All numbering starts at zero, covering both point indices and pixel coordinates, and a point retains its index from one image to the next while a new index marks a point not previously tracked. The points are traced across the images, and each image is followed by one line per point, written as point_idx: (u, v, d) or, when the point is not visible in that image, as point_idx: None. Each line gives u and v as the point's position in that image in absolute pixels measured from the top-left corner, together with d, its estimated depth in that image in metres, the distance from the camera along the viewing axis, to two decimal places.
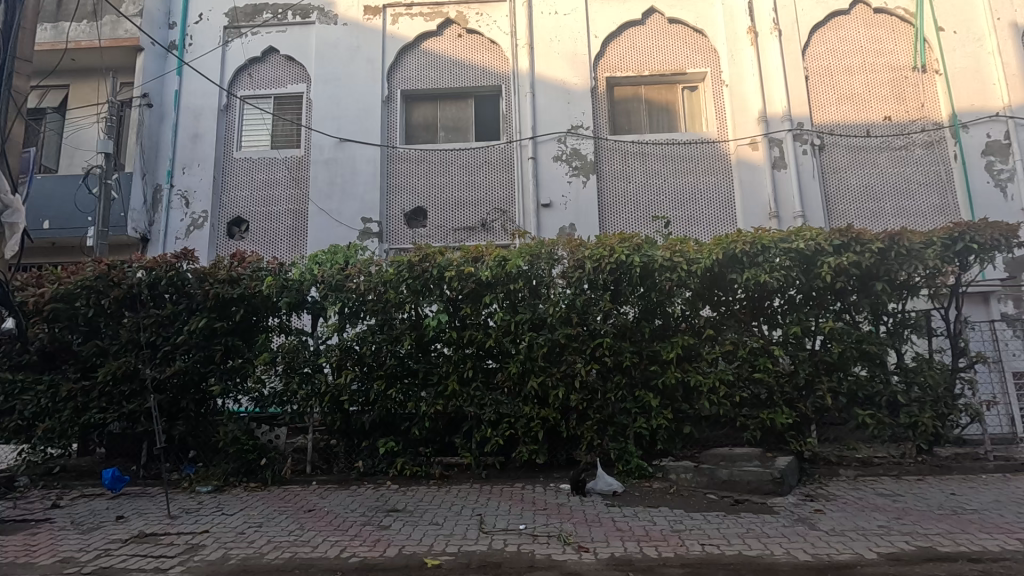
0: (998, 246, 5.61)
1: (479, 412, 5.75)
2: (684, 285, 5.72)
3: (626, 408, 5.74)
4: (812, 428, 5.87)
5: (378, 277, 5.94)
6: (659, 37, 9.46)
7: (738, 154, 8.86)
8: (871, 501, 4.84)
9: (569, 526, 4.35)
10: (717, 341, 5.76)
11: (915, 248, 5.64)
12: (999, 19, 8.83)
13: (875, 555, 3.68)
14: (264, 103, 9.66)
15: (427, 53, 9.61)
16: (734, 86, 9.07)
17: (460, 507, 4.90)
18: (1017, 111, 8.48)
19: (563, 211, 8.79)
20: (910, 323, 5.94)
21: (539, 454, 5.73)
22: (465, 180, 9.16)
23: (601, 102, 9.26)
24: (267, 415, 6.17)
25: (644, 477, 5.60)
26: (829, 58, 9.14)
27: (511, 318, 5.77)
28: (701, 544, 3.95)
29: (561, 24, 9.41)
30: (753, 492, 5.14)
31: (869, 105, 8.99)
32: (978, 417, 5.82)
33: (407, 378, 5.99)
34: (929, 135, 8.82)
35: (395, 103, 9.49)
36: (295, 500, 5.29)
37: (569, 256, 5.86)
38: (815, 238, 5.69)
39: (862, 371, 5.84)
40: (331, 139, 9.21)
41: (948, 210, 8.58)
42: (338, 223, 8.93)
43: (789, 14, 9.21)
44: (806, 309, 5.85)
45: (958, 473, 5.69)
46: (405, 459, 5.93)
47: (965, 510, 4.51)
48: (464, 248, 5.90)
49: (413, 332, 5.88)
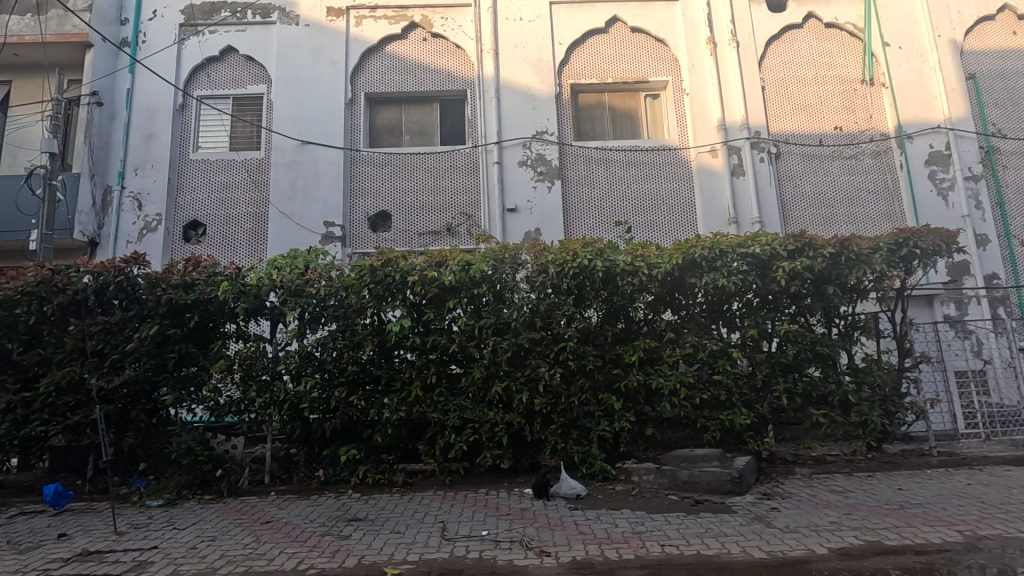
0: (940, 252, 5.88)
1: (443, 417, 5.71)
2: (645, 289, 5.83)
3: (589, 412, 5.79)
4: (768, 428, 6.03)
5: (339, 282, 5.84)
6: (622, 45, 9.63)
7: (699, 161, 9.07)
8: (823, 498, 4.99)
9: (532, 530, 4.35)
10: (677, 344, 5.87)
11: (864, 253, 5.86)
12: (940, 36, 9.32)
13: (827, 550, 3.80)
14: (223, 104, 9.41)
15: (392, 56, 9.54)
16: (694, 95, 9.31)
17: (423, 515, 4.84)
18: (956, 123, 8.94)
19: (529, 215, 8.83)
20: (860, 324, 6.15)
21: (504, 459, 5.72)
22: (430, 184, 9.10)
23: (566, 108, 9.35)
24: (223, 424, 5.98)
25: (608, 479, 5.64)
26: (784, 69, 9.46)
27: (475, 323, 5.76)
28: (661, 545, 3.99)
29: (526, 31, 9.47)
30: (713, 492, 5.23)
31: (821, 115, 9.34)
32: (923, 415, 6.10)
33: (369, 384, 5.92)
34: (876, 145, 9.23)
35: (358, 105, 9.36)
36: (251, 512, 5.14)
37: (533, 260, 5.87)
38: (770, 242, 5.88)
39: (816, 372, 6.03)
40: (292, 141, 9.03)
41: (895, 216, 8.97)
42: (300, 227, 8.76)
43: (747, 26, 9.49)
44: (763, 313, 6.01)
45: (905, 469, 5.93)
46: (368, 467, 5.81)
47: (911, 505, 4.70)
48: (428, 253, 5.86)
49: (376, 338, 5.80)
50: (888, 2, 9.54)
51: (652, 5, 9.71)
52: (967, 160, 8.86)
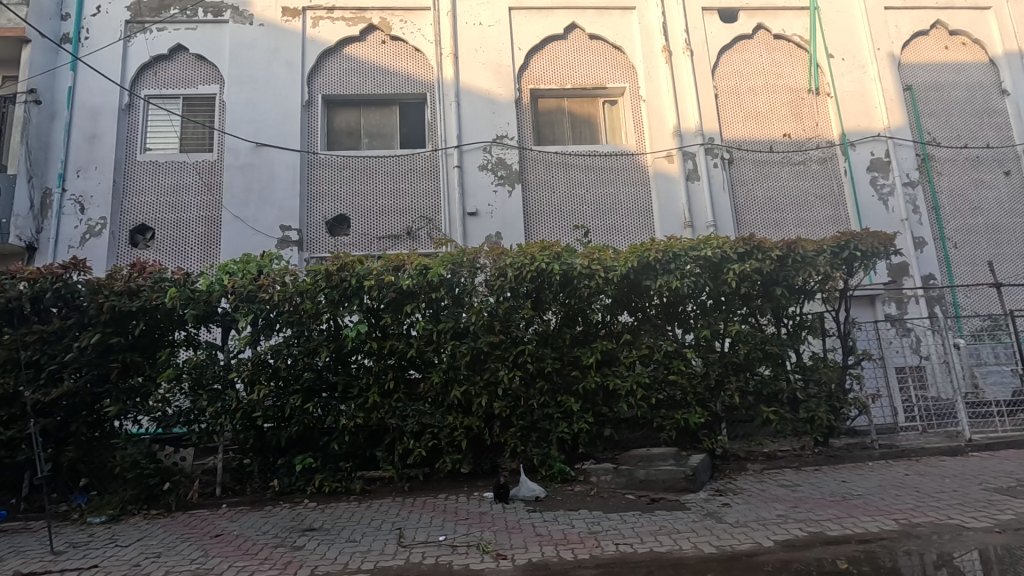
0: (879, 254, 6.17)
1: (402, 423, 5.66)
2: (602, 291, 5.92)
3: (548, 414, 5.83)
4: (722, 426, 6.19)
5: (293, 287, 5.72)
6: (581, 52, 9.78)
7: (655, 166, 9.28)
8: (773, 492, 5.17)
9: (489, 534, 4.35)
10: (634, 346, 5.99)
11: (809, 255, 6.10)
12: (879, 49, 9.82)
13: (773, 543, 3.93)
14: (172, 104, 9.11)
15: (350, 59, 9.43)
16: (651, 101, 9.52)
17: (380, 522, 4.78)
18: (895, 132, 9.44)
19: (489, 219, 8.84)
20: (807, 324, 6.39)
21: (463, 463, 5.72)
22: (390, 188, 9.02)
23: (525, 112, 9.43)
24: (172, 436, 5.79)
25: (567, 480, 5.69)
26: (736, 78, 9.78)
27: (433, 327, 5.73)
28: (616, 544, 4.06)
29: (486, 35, 9.51)
30: (669, 490, 5.33)
31: (771, 122, 9.69)
32: (865, 410, 6.39)
33: (326, 392, 5.83)
34: (823, 151, 9.62)
35: (316, 107, 9.21)
36: (200, 525, 4.97)
37: (491, 264, 5.89)
38: (721, 245, 6.05)
39: (767, 371, 6.23)
40: (247, 143, 8.81)
41: (840, 220, 9.37)
42: (254, 231, 8.54)
43: (700, 35, 9.77)
44: (716, 314, 6.18)
45: (849, 462, 6.20)
46: (324, 476, 5.70)
47: (853, 496, 4.91)
48: (385, 257, 5.82)
49: (332, 343, 5.71)
50: (831, 16, 10.01)
51: (609, 13, 9.90)
52: (905, 167, 9.35)
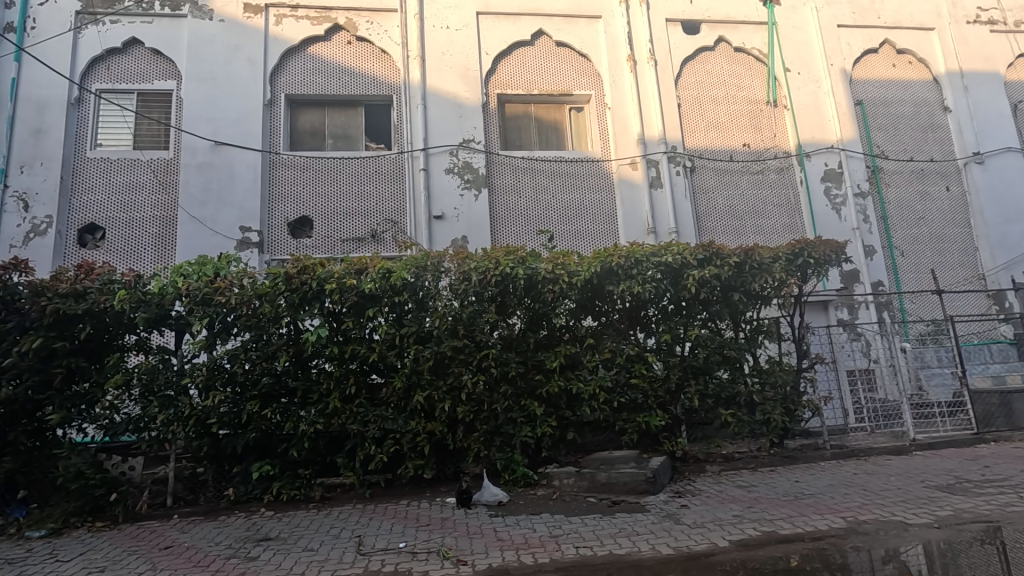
0: (831, 261, 6.39)
1: (363, 429, 5.57)
2: (565, 296, 5.98)
3: (512, 418, 5.84)
4: (682, 429, 6.31)
5: (252, 290, 5.57)
6: (548, 58, 9.87)
7: (620, 173, 9.43)
8: (729, 493, 5.30)
9: (450, 540, 4.32)
10: (597, 349, 6.06)
11: (765, 262, 6.29)
12: (832, 64, 10.24)
13: (727, 543, 4.03)
14: (125, 99, 8.79)
15: (314, 58, 9.28)
16: (616, 109, 9.68)
17: (339, 530, 4.69)
18: (847, 144, 9.85)
19: (455, 223, 8.82)
20: (763, 329, 6.57)
21: (426, 468, 5.66)
22: (354, 190, 8.90)
23: (492, 117, 9.46)
24: (120, 444, 5.56)
25: (530, 484, 5.68)
26: (698, 88, 10.03)
27: (396, 331, 5.67)
28: (576, 547, 4.09)
29: (453, 39, 9.50)
30: (630, 492, 5.40)
31: (731, 132, 9.97)
32: (818, 411, 6.61)
33: (285, 397, 5.70)
34: (780, 161, 9.95)
35: (278, 106, 9.02)
36: (149, 537, 4.78)
37: (455, 268, 5.87)
38: (681, 252, 6.18)
39: (725, 374, 6.39)
40: (205, 141, 8.56)
41: (796, 228, 9.71)
42: (212, 232, 8.31)
43: (664, 46, 9.98)
44: (676, 318, 6.30)
45: (803, 462, 6.40)
46: (283, 484, 5.56)
47: (805, 495, 5.07)
48: (347, 260, 5.74)
49: (292, 348, 5.59)
50: (788, 31, 10.38)
51: (576, 21, 10.03)
52: (856, 178, 9.76)
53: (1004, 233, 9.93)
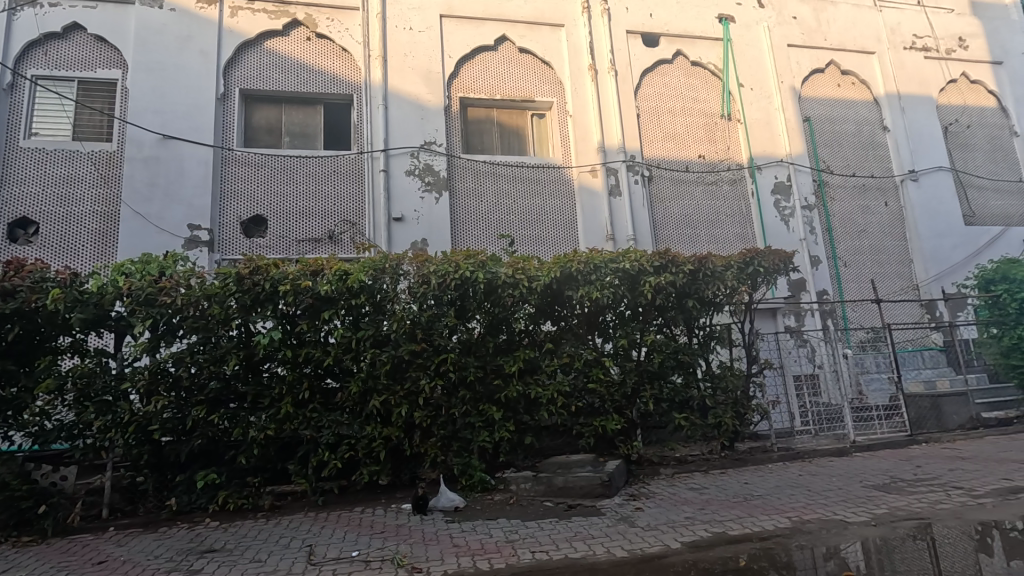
0: (780, 270, 6.64)
1: (316, 435, 5.43)
2: (525, 300, 6.00)
3: (470, 423, 5.80)
4: (637, 432, 6.44)
5: (200, 291, 5.35)
6: (511, 64, 9.91)
7: (581, 180, 9.56)
8: (682, 495, 5.41)
9: (405, 547, 4.24)
10: (556, 354, 6.10)
11: (718, 270, 6.49)
12: (782, 82, 10.70)
13: (680, 544, 4.11)
14: (64, 87, 8.31)
15: (271, 53, 9.02)
16: (577, 117, 9.82)
17: (288, 540, 4.53)
18: (795, 158, 10.30)
19: (415, 225, 8.73)
20: (715, 335, 6.77)
21: (381, 474, 5.55)
22: (311, 189, 8.68)
23: (453, 120, 9.43)
24: (51, 453, 5.23)
25: (487, 489, 5.64)
26: (656, 99, 10.28)
27: (352, 335, 5.56)
28: (532, 552, 4.08)
29: (416, 41, 9.42)
30: (586, 496, 5.43)
31: (688, 143, 10.26)
32: (766, 415, 6.85)
33: (234, 402, 5.50)
34: (733, 173, 10.29)
35: (231, 101, 8.72)
36: (82, 552, 4.50)
37: (415, 271, 5.79)
38: (639, 258, 6.30)
39: (679, 379, 6.56)
40: (152, 134, 8.19)
41: (747, 238, 10.06)
42: (159, 229, 7.95)
43: (624, 57, 10.19)
44: (633, 323, 6.42)
45: (751, 464, 6.61)
46: (229, 493, 5.34)
47: (753, 497, 5.23)
48: (303, 261, 5.58)
49: (242, 351, 5.41)
50: (742, 48, 10.78)
51: (539, 28, 10.12)
52: (804, 191, 10.22)
53: (936, 247, 10.59)
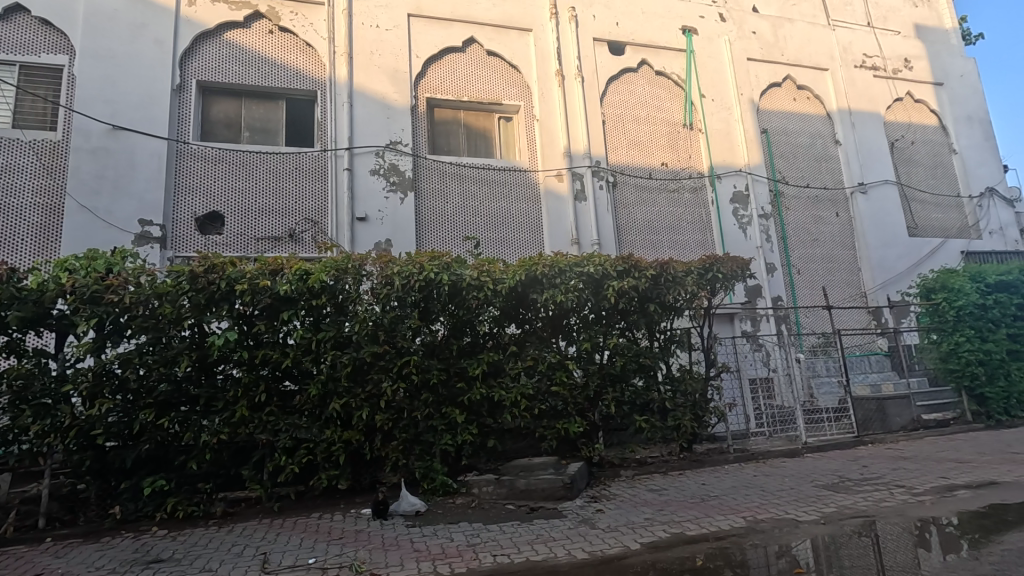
0: (737, 276, 6.82)
1: (273, 439, 5.27)
2: (490, 303, 5.98)
3: (432, 426, 5.73)
4: (599, 434, 6.51)
5: (150, 289, 5.13)
6: (478, 66, 9.90)
7: (547, 184, 9.62)
8: (642, 497, 5.50)
9: (363, 554, 4.16)
10: (520, 357, 6.11)
11: (679, 275, 6.62)
12: (742, 94, 11.05)
13: (639, 545, 4.17)
14: (4, 71, 7.84)
15: (230, 44, 8.74)
16: (544, 121, 9.89)
17: (241, 548, 4.38)
18: (753, 168, 10.65)
19: (379, 225, 8.61)
20: (675, 339, 6.91)
21: (341, 479, 5.43)
22: (271, 186, 8.44)
23: (420, 121, 9.35)
24: None
25: (449, 493, 5.58)
26: (622, 107, 10.46)
27: (313, 336, 5.43)
28: (493, 555, 4.07)
29: (383, 39, 9.31)
30: (548, 499, 5.45)
31: (651, 150, 10.46)
32: (723, 417, 7.02)
33: (185, 406, 5.30)
34: (695, 181, 10.55)
35: (188, 93, 8.42)
36: (15, 565, 4.23)
37: (378, 271, 5.71)
38: (603, 263, 6.37)
39: (640, 382, 6.67)
40: (101, 125, 7.82)
41: (707, 244, 10.32)
42: (107, 224, 7.59)
43: (591, 64, 10.33)
44: (596, 327, 6.49)
45: (709, 465, 6.77)
46: (179, 500, 5.12)
47: (710, 497, 5.36)
48: (262, 260, 5.42)
49: (194, 352, 5.21)
50: (704, 60, 11.08)
51: (507, 32, 10.14)
52: (761, 200, 10.57)
53: (882, 256, 11.12)
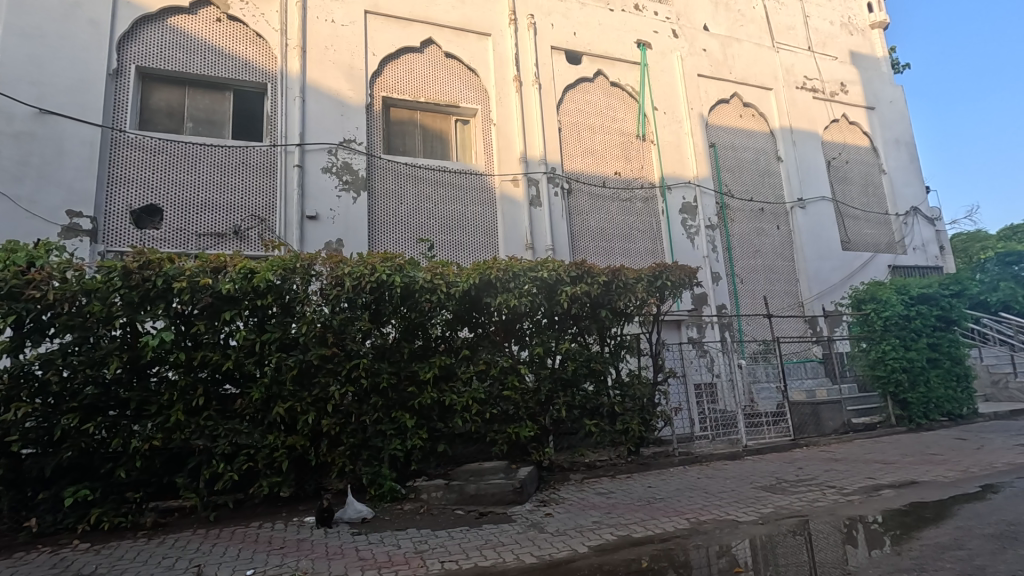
0: (685, 284, 7.02)
1: (211, 445, 5.03)
2: (443, 306, 5.92)
3: (381, 431, 5.61)
4: (549, 439, 6.54)
5: (77, 285, 4.81)
6: (436, 67, 9.83)
7: (502, 189, 9.65)
8: (590, 500, 5.57)
9: (305, 563, 4.02)
10: (471, 361, 6.08)
11: (630, 282, 6.76)
12: (692, 108, 11.45)
13: (587, 549, 4.21)
14: None
15: (174, 30, 8.32)
16: (500, 126, 9.92)
17: (172, 561, 4.15)
18: (701, 181, 11.05)
19: (330, 224, 8.39)
20: (625, 344, 7.03)
21: (283, 486, 5.22)
22: (215, 181, 8.08)
23: (375, 120, 9.19)
24: None
25: (397, 499, 5.47)
26: (578, 115, 10.62)
27: (256, 337, 5.23)
28: (441, 562, 4.01)
29: (338, 35, 9.10)
30: (497, 503, 5.42)
31: (605, 159, 10.67)
32: (669, 421, 7.21)
33: (114, 410, 4.98)
34: (646, 191, 10.82)
35: (125, 79, 7.96)
36: None
37: (328, 272, 5.56)
38: (556, 268, 6.44)
39: (591, 387, 6.76)
40: (26, 107, 7.27)
41: (657, 253, 10.60)
42: (30, 214, 7.07)
43: (548, 71, 10.45)
44: (549, 332, 6.53)
45: (655, 468, 6.94)
46: (104, 510, 4.79)
47: (656, 500, 5.48)
48: (203, 257, 5.19)
49: (126, 353, 4.91)
50: (657, 74, 11.42)
51: (466, 35, 10.12)
52: (708, 212, 10.97)
53: (818, 268, 11.74)
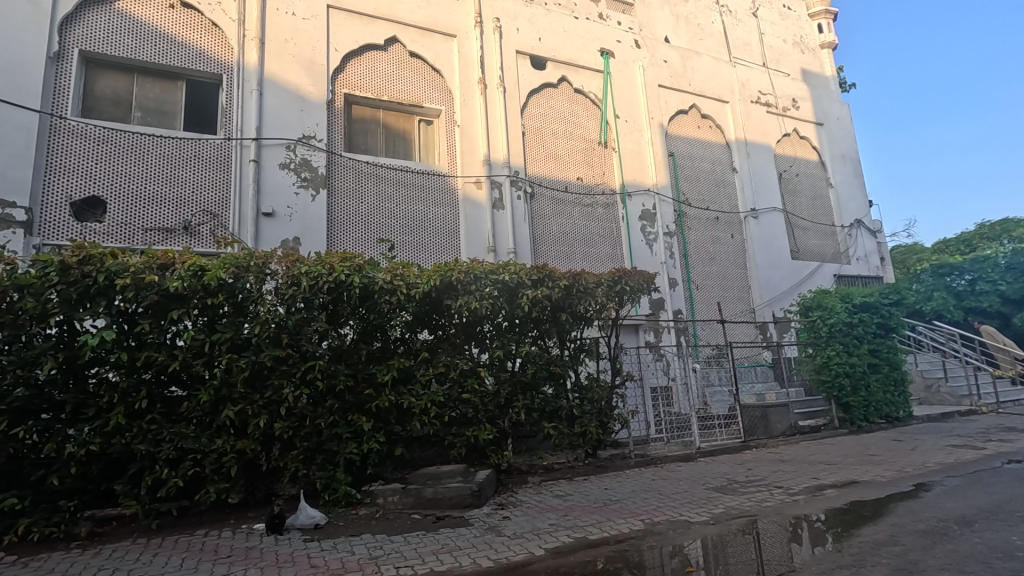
0: (643, 289, 7.16)
1: (154, 449, 4.79)
2: (402, 307, 5.84)
3: (337, 434, 5.49)
4: (508, 442, 6.53)
5: (9, 280, 4.53)
6: (400, 66, 9.71)
7: (465, 191, 9.62)
8: (548, 503, 5.60)
9: (254, 572, 3.88)
10: (431, 363, 6.02)
11: (590, 286, 6.84)
12: (653, 118, 11.72)
13: (543, 551, 4.23)
14: None
15: (123, 14, 7.93)
16: (464, 127, 9.90)
17: (109, 572, 3.93)
18: (660, 189, 11.32)
19: (287, 222, 8.18)
20: (585, 348, 7.11)
21: (231, 492, 5.02)
22: (165, 174, 7.75)
23: (336, 116, 9.01)
24: None
25: (352, 504, 5.35)
26: (541, 120, 10.71)
27: (206, 338, 5.03)
28: (396, 567, 3.95)
29: (299, 28, 8.89)
30: (454, 507, 5.39)
31: (568, 164, 10.79)
32: (626, 423, 7.32)
33: (48, 413, 4.70)
34: (608, 197, 10.99)
35: (67, 64, 7.52)
36: None
37: (283, 270, 5.41)
38: (518, 271, 6.46)
39: (550, 390, 6.80)
40: None
41: (617, 258, 10.78)
42: None
43: (513, 75, 10.50)
44: (509, 335, 6.53)
45: (611, 470, 7.04)
46: (34, 520, 4.47)
47: (612, 501, 5.56)
48: (149, 253, 4.99)
49: (62, 353, 4.64)
50: (619, 82, 11.64)
51: (431, 35, 10.05)
52: (666, 219, 11.24)
53: (768, 276, 12.19)
